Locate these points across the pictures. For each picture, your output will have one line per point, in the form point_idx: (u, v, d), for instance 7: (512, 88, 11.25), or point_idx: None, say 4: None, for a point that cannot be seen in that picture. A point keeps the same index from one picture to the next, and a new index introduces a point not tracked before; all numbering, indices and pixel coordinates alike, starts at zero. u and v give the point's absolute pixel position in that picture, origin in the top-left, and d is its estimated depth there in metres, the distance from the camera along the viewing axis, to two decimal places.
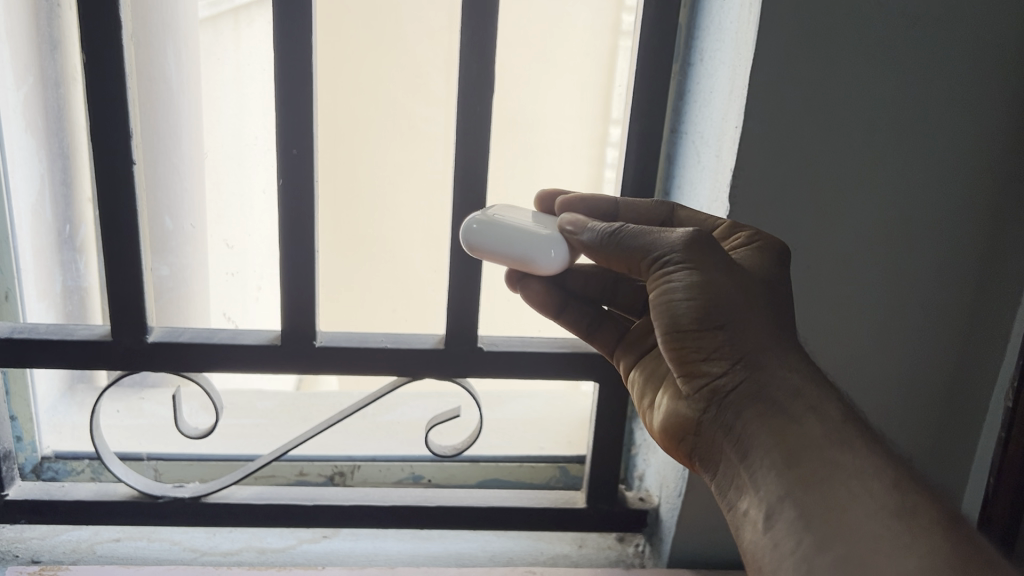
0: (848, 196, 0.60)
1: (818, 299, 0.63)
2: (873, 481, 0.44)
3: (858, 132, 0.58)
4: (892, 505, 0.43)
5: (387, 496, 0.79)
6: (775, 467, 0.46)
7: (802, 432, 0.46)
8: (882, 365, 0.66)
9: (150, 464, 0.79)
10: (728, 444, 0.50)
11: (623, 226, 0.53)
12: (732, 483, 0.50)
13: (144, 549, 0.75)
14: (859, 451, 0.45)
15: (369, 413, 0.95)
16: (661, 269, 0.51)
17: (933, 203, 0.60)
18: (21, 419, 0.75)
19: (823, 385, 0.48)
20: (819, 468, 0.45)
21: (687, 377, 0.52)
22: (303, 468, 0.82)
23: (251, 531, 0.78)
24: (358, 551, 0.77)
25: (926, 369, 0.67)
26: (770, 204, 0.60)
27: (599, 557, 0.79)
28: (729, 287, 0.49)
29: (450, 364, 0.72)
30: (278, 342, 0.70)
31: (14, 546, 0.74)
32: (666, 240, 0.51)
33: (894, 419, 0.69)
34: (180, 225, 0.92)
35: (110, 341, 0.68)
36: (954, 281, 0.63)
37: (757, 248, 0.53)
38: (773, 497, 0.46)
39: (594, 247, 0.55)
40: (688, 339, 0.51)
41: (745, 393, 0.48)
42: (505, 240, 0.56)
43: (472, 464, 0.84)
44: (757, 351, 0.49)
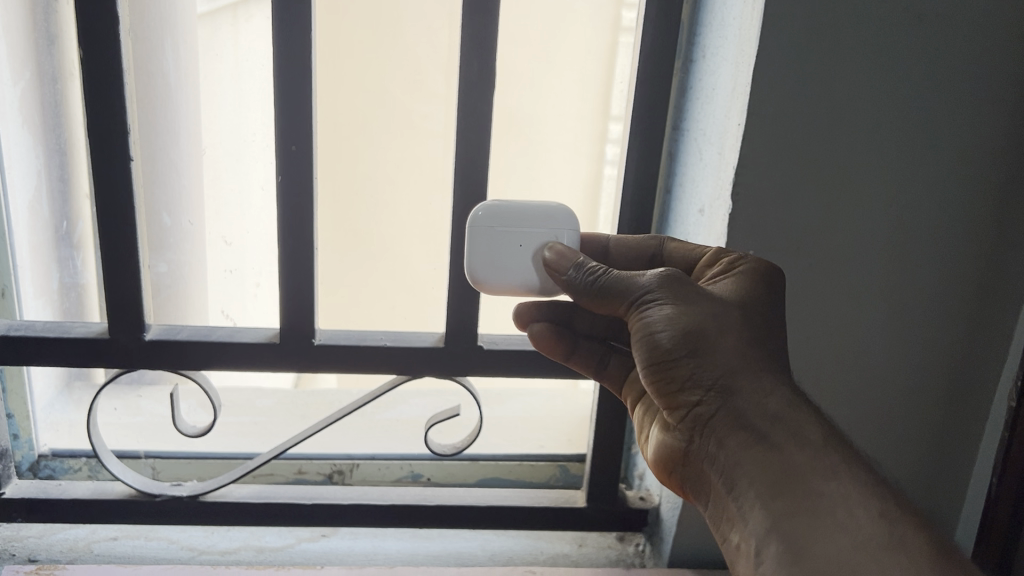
0: (842, 206, 0.59)
1: (812, 314, 0.63)
2: (860, 512, 0.44)
3: (854, 141, 0.57)
4: (880, 537, 0.44)
5: (386, 494, 0.79)
6: (763, 499, 0.46)
7: (788, 463, 0.46)
8: (877, 382, 0.66)
9: (148, 463, 0.78)
10: (717, 475, 0.51)
11: (603, 273, 0.54)
12: (722, 514, 0.51)
13: (142, 547, 0.74)
14: (844, 478, 0.46)
15: (368, 411, 0.95)
16: (641, 309, 0.51)
17: (930, 216, 0.60)
18: (17, 417, 0.75)
19: (804, 407, 0.48)
20: (805, 500, 0.45)
21: (672, 409, 0.53)
22: (302, 466, 0.81)
23: (250, 530, 0.78)
24: (357, 549, 0.76)
25: (922, 382, 0.66)
26: (770, 211, 0.59)
27: (599, 556, 0.78)
28: (706, 316, 0.50)
29: (449, 362, 0.72)
30: (278, 340, 0.69)
31: (11, 545, 0.73)
32: (640, 283, 0.52)
33: (891, 435, 0.68)
34: (179, 221, 0.91)
35: (108, 338, 0.67)
36: (952, 293, 0.63)
37: (742, 274, 0.53)
38: (761, 532, 0.46)
39: (575, 286, 0.55)
40: (665, 371, 0.52)
41: (725, 419, 0.49)
42: (512, 206, 0.60)
43: (472, 462, 0.83)
44: (730, 379, 0.49)
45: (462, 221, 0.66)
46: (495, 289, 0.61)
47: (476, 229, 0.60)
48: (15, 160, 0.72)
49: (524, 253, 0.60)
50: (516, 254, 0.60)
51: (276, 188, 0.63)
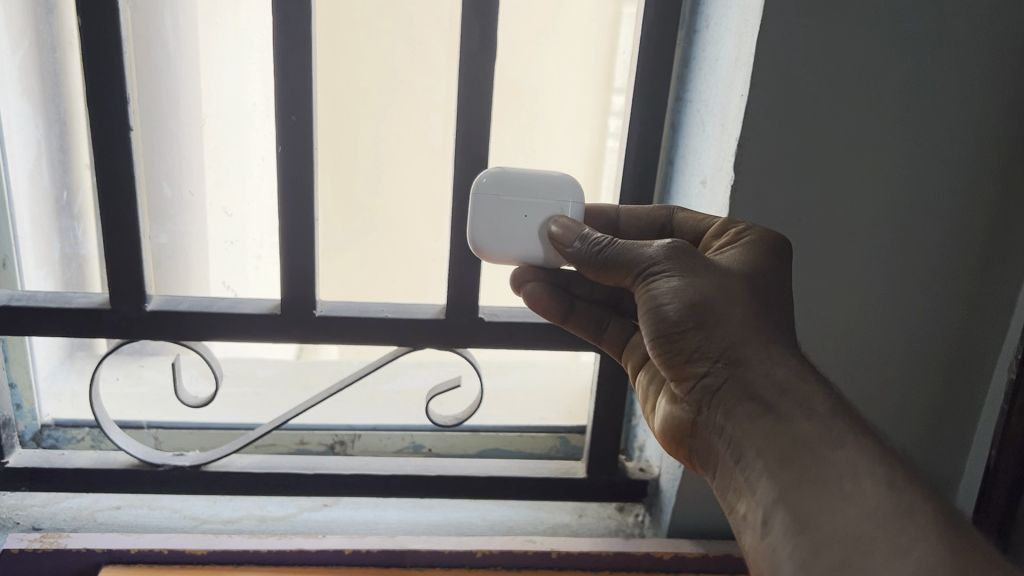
0: (847, 178, 0.59)
1: (817, 287, 0.63)
2: (866, 481, 0.43)
3: (861, 112, 0.57)
4: (888, 505, 0.42)
5: (387, 465, 0.79)
6: (770, 470, 0.46)
7: (795, 433, 0.46)
8: (880, 353, 0.66)
9: (151, 433, 0.78)
10: (725, 446, 0.51)
11: (608, 243, 0.54)
12: (730, 486, 0.50)
13: (145, 516, 0.74)
14: (852, 446, 0.44)
15: (369, 382, 0.95)
16: (647, 280, 0.52)
17: (936, 187, 0.60)
18: (20, 386, 0.75)
19: (811, 378, 0.48)
20: (812, 469, 0.44)
21: (680, 381, 0.53)
22: (303, 437, 0.82)
23: (252, 500, 0.78)
24: (359, 519, 0.77)
25: (924, 351, 0.67)
26: (774, 184, 0.59)
27: (598, 526, 0.79)
28: (711, 287, 0.50)
29: (450, 333, 0.72)
30: (278, 311, 0.70)
31: (15, 513, 0.73)
32: (645, 254, 0.52)
33: (891, 406, 0.69)
34: (180, 191, 0.90)
35: (109, 309, 0.68)
36: (955, 263, 0.63)
37: (750, 242, 0.53)
38: (768, 501, 0.46)
39: (581, 257, 0.56)
40: (672, 343, 0.52)
41: (733, 391, 0.49)
42: (522, 175, 0.60)
43: (472, 433, 0.84)
44: (737, 349, 0.49)
45: (462, 193, 0.66)
46: (498, 257, 0.62)
47: (484, 196, 0.60)
48: (14, 129, 0.72)
49: (529, 223, 0.60)
50: (522, 223, 0.60)
51: (277, 159, 0.63)
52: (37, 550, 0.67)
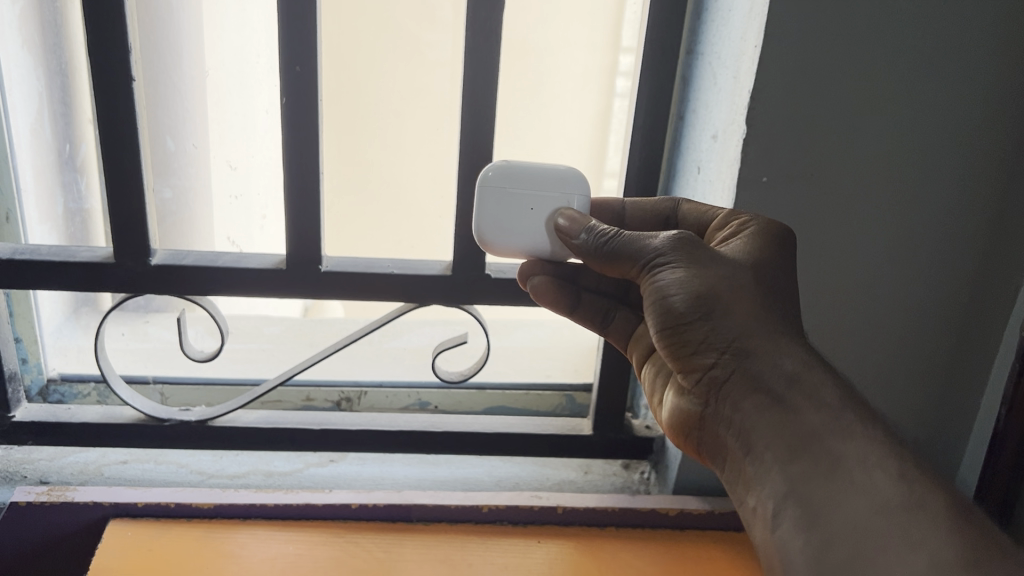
0: (855, 143, 0.59)
1: (823, 255, 0.63)
2: (877, 472, 0.43)
3: (872, 73, 0.57)
4: (899, 497, 0.42)
5: (394, 421, 0.79)
6: (780, 463, 0.46)
7: (803, 426, 0.45)
8: (885, 325, 0.66)
9: (157, 388, 0.79)
10: (735, 438, 0.51)
11: (614, 234, 0.54)
12: (740, 478, 0.50)
13: (151, 471, 0.75)
14: (861, 438, 0.44)
15: (376, 340, 0.95)
16: (653, 272, 0.52)
17: (937, 162, 0.60)
18: (25, 340, 0.76)
19: (819, 366, 0.47)
20: (822, 463, 0.44)
21: (687, 371, 0.53)
22: (310, 393, 0.82)
23: (258, 455, 0.78)
24: (365, 474, 0.77)
25: (929, 323, 0.67)
26: (784, 141, 0.59)
27: (604, 483, 0.79)
28: (718, 278, 0.49)
29: (456, 289, 0.71)
30: (284, 267, 0.69)
31: (22, 467, 0.73)
32: (652, 246, 0.52)
33: (897, 376, 0.69)
34: (183, 146, 0.90)
35: (113, 263, 0.67)
36: (963, 234, 0.63)
37: (754, 233, 0.53)
38: (779, 494, 0.46)
39: (587, 248, 0.56)
40: (679, 334, 0.52)
41: (740, 383, 0.49)
42: (528, 168, 0.59)
43: (478, 391, 0.84)
44: (744, 340, 0.48)
45: (469, 147, 0.65)
46: (503, 250, 0.61)
47: (489, 190, 0.59)
48: (15, 81, 0.71)
49: (533, 217, 0.59)
50: (526, 216, 0.59)
51: (282, 112, 0.63)
52: (45, 503, 0.66)
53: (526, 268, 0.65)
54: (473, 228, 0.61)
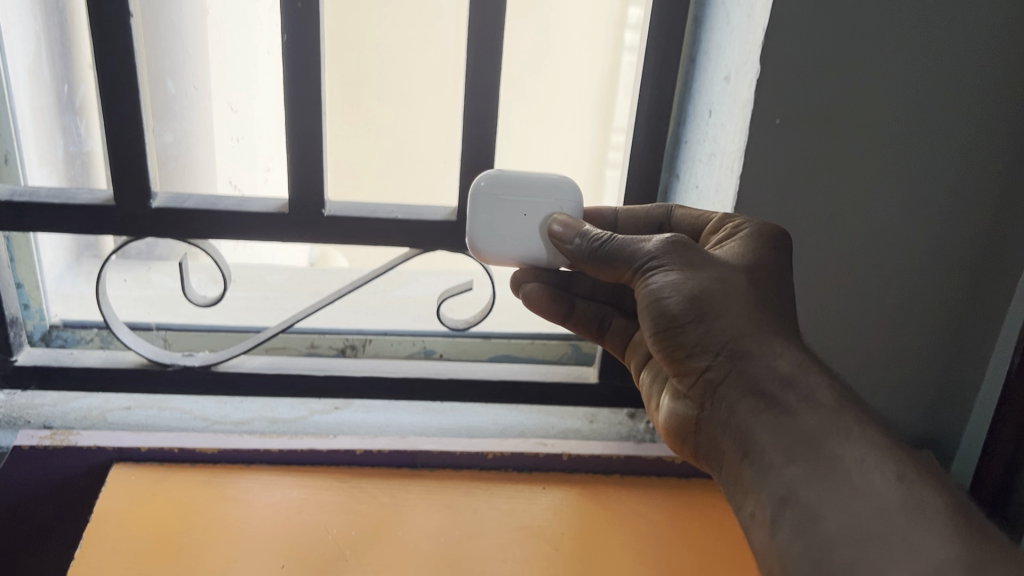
0: (865, 101, 0.59)
1: (830, 216, 0.63)
2: (876, 473, 0.39)
3: (885, 26, 0.56)
4: (898, 500, 0.38)
5: (399, 368, 0.78)
6: (776, 463, 0.43)
7: (799, 424, 0.42)
8: (890, 291, 0.67)
9: (160, 334, 0.78)
10: (730, 441, 0.47)
11: (608, 238, 0.53)
12: (736, 485, 0.47)
13: (155, 417, 0.74)
14: (859, 437, 0.41)
15: (380, 289, 0.93)
16: (648, 276, 0.50)
17: (921, 113, 0.60)
18: (27, 286, 0.74)
19: (815, 367, 0.45)
20: (819, 462, 0.41)
21: (682, 376, 0.50)
22: (314, 340, 0.81)
23: (262, 401, 0.77)
24: (369, 422, 0.76)
25: (937, 288, 0.68)
26: (797, 90, 0.58)
27: (611, 432, 0.77)
28: (712, 281, 0.48)
29: (462, 235, 0.70)
30: (287, 210, 0.68)
31: (25, 411, 0.72)
32: (646, 250, 0.51)
33: (904, 340, 0.70)
34: (183, 88, 0.88)
35: (114, 205, 0.66)
36: (973, 200, 0.63)
37: (749, 234, 0.53)
38: (775, 498, 0.42)
39: (580, 253, 0.54)
40: (673, 337, 0.50)
41: (734, 384, 0.46)
42: (519, 176, 0.58)
43: (484, 340, 0.83)
44: (738, 341, 0.46)
45: (476, 88, 0.64)
46: (499, 260, 0.60)
47: (481, 198, 0.58)
48: (12, 20, 0.69)
49: (526, 223, 0.58)
50: (519, 223, 0.58)
51: (282, 50, 0.61)
52: (48, 447, 0.66)
53: (519, 276, 0.65)
54: (469, 239, 0.60)
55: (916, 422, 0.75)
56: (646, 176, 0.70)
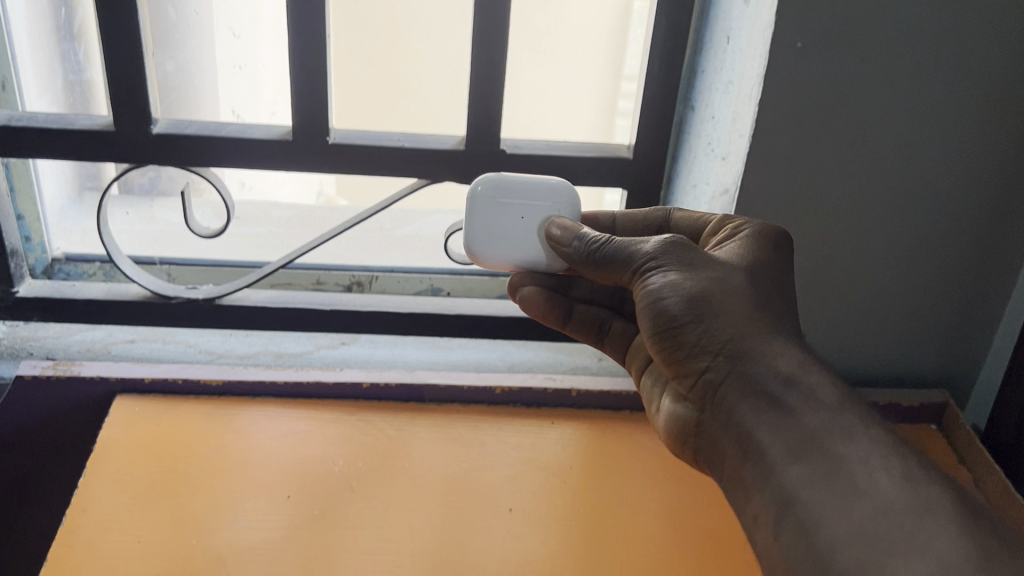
0: (887, 24, 0.56)
1: (847, 146, 0.61)
2: (881, 475, 0.39)
3: None
4: (905, 500, 0.38)
5: (405, 304, 0.77)
6: (780, 465, 0.41)
7: (804, 427, 0.42)
8: (907, 229, 0.66)
9: (164, 268, 0.77)
10: (730, 443, 0.46)
11: (605, 239, 0.51)
12: (734, 488, 0.45)
13: (159, 350, 0.73)
14: (864, 440, 0.40)
15: (385, 226, 0.90)
16: (646, 276, 0.49)
17: (944, 33, 0.57)
18: (28, 218, 0.73)
19: (817, 369, 0.44)
20: (824, 464, 0.40)
21: (680, 378, 0.49)
22: (320, 276, 0.80)
23: (268, 336, 0.77)
24: (376, 357, 0.75)
25: (957, 225, 0.65)
26: (817, 9, 0.56)
27: (619, 369, 0.77)
28: (712, 282, 0.47)
29: (470, 165, 0.68)
30: (290, 138, 0.66)
31: (28, 344, 0.72)
32: (644, 249, 0.49)
33: (921, 278, 0.68)
34: (184, 13, 0.84)
35: (114, 131, 0.65)
36: (998, 131, 0.61)
37: (750, 236, 0.52)
38: (778, 500, 0.41)
39: (579, 255, 0.53)
40: (672, 338, 0.48)
41: (736, 386, 0.45)
42: (515, 180, 0.59)
43: (492, 278, 0.82)
44: (738, 342, 0.46)
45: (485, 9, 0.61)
46: (494, 264, 0.60)
47: (478, 200, 0.58)
48: None
49: (523, 226, 0.58)
50: (517, 226, 0.58)
51: None
52: (50, 377, 0.65)
53: (513, 279, 0.64)
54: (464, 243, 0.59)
55: (927, 357, 0.73)
56: (661, 106, 0.68)
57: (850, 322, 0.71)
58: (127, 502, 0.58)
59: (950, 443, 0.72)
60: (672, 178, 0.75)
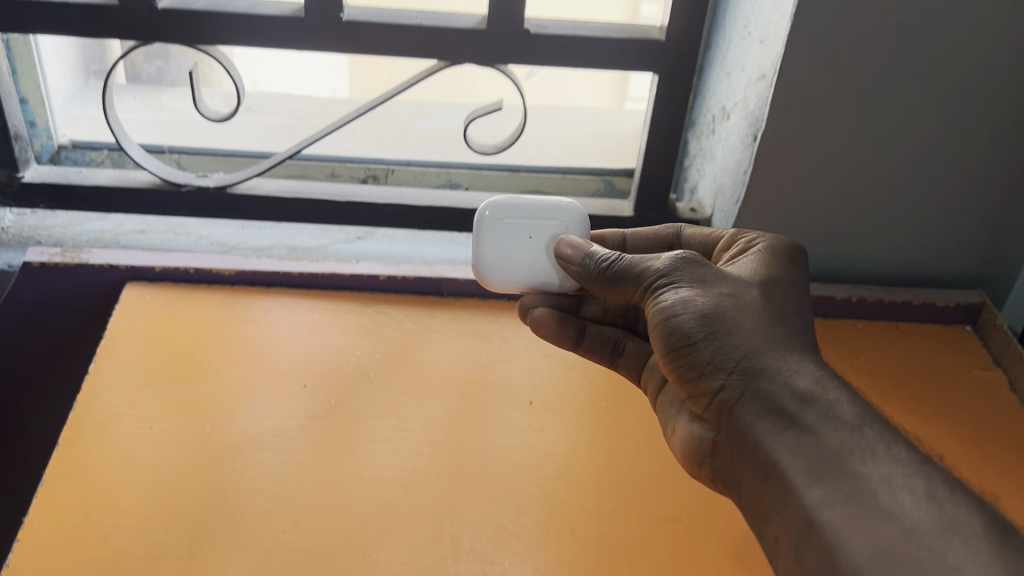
0: None
1: (896, 27, 0.57)
2: (905, 493, 0.34)
3: None
4: (931, 520, 0.33)
5: (423, 196, 0.74)
6: (799, 490, 0.37)
7: (823, 446, 0.37)
8: (955, 122, 0.62)
9: (172, 158, 0.76)
10: (748, 464, 0.41)
11: (614, 257, 0.47)
12: (757, 514, 0.41)
13: (170, 241, 0.71)
14: (887, 457, 0.36)
15: (402, 118, 0.84)
16: (656, 293, 0.45)
17: None
18: (32, 102, 0.70)
19: (836, 384, 0.40)
20: (845, 484, 0.35)
21: (694, 398, 0.44)
22: (334, 169, 0.77)
23: (282, 229, 0.75)
24: (393, 252, 0.73)
25: (1009, 119, 0.61)
26: None
27: None
28: (722, 298, 0.43)
29: (492, 47, 0.65)
30: (303, 15, 0.63)
31: (36, 232, 0.70)
32: (651, 265, 0.45)
33: (966, 177, 0.64)
34: None
35: (117, 5, 0.61)
36: None
37: (763, 251, 0.48)
38: (800, 525, 0.36)
39: (587, 274, 0.49)
40: (682, 357, 0.44)
41: (749, 406, 0.41)
42: (523, 203, 0.54)
43: (512, 173, 0.79)
44: (751, 358, 0.41)
45: None
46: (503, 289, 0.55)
47: (485, 224, 0.54)
48: None
49: (530, 247, 0.54)
50: (525, 251, 0.54)
51: None
52: (58, 265, 0.63)
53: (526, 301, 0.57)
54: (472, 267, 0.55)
55: (966, 259, 0.70)
56: None
57: (889, 221, 0.67)
58: (139, 389, 0.57)
59: (988, 347, 0.69)
60: (706, 66, 0.71)
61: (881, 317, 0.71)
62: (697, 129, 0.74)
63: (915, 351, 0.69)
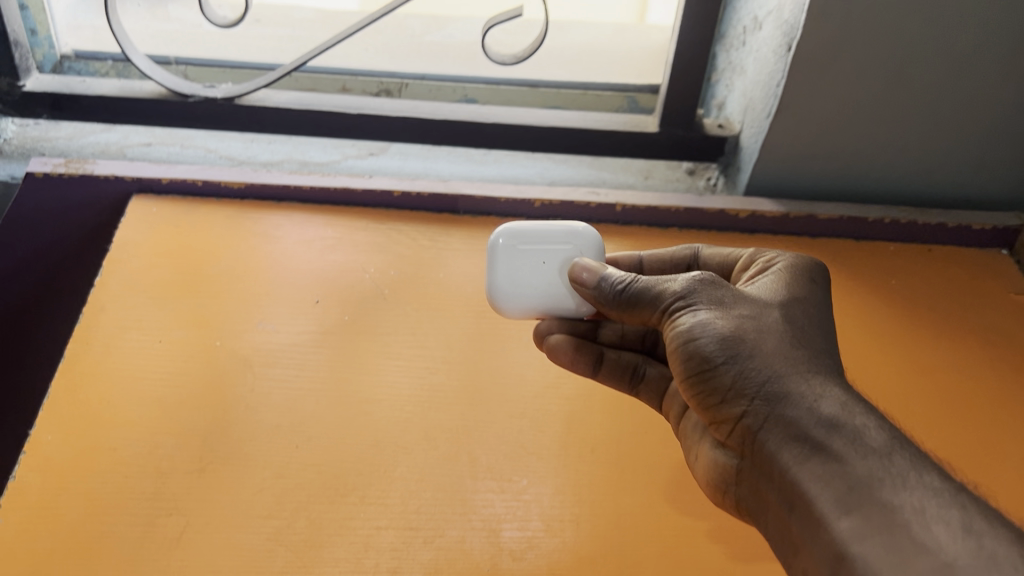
0: None
1: None
2: (939, 524, 0.31)
3: None
4: (967, 551, 0.30)
5: (439, 110, 0.71)
6: (827, 525, 0.33)
7: (852, 475, 0.33)
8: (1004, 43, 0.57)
9: (180, 70, 0.74)
10: (774, 493, 0.37)
11: (630, 278, 0.42)
12: (783, 549, 0.37)
13: (178, 155, 0.69)
14: (920, 486, 0.32)
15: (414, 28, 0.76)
16: (674, 314, 0.40)
17: None
18: (32, 9, 0.67)
19: (866, 408, 0.36)
20: (876, 516, 0.32)
21: (715, 423, 0.40)
22: (346, 83, 0.75)
23: (294, 143, 0.72)
24: (407, 169, 0.70)
25: None
26: None
27: (665, 187, 0.72)
28: (744, 319, 0.39)
29: None
30: None
31: (40, 144, 0.68)
32: (668, 285, 0.41)
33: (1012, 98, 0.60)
34: None
35: None
36: None
37: (783, 267, 0.43)
38: (831, 559, 0.33)
39: (603, 300, 0.44)
40: (701, 382, 0.40)
41: (774, 433, 0.36)
42: (535, 228, 0.48)
43: (530, 90, 0.77)
44: (775, 384, 0.37)
45: None
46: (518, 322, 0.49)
47: (496, 249, 0.48)
48: None
49: (543, 273, 0.48)
50: (541, 277, 0.48)
51: None
52: (62, 176, 0.61)
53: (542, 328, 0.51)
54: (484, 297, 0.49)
55: (1006, 179, 0.67)
56: None
57: (928, 140, 0.64)
58: (147, 303, 0.55)
59: (1023, 270, 0.67)
60: None
61: (914, 240, 0.68)
62: (724, 41, 0.72)
63: (950, 276, 0.66)
